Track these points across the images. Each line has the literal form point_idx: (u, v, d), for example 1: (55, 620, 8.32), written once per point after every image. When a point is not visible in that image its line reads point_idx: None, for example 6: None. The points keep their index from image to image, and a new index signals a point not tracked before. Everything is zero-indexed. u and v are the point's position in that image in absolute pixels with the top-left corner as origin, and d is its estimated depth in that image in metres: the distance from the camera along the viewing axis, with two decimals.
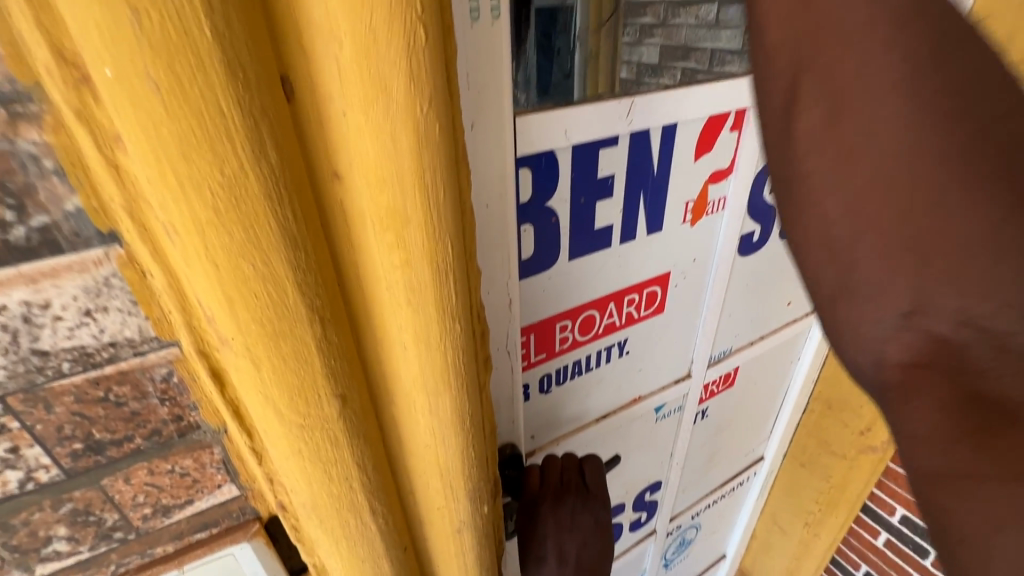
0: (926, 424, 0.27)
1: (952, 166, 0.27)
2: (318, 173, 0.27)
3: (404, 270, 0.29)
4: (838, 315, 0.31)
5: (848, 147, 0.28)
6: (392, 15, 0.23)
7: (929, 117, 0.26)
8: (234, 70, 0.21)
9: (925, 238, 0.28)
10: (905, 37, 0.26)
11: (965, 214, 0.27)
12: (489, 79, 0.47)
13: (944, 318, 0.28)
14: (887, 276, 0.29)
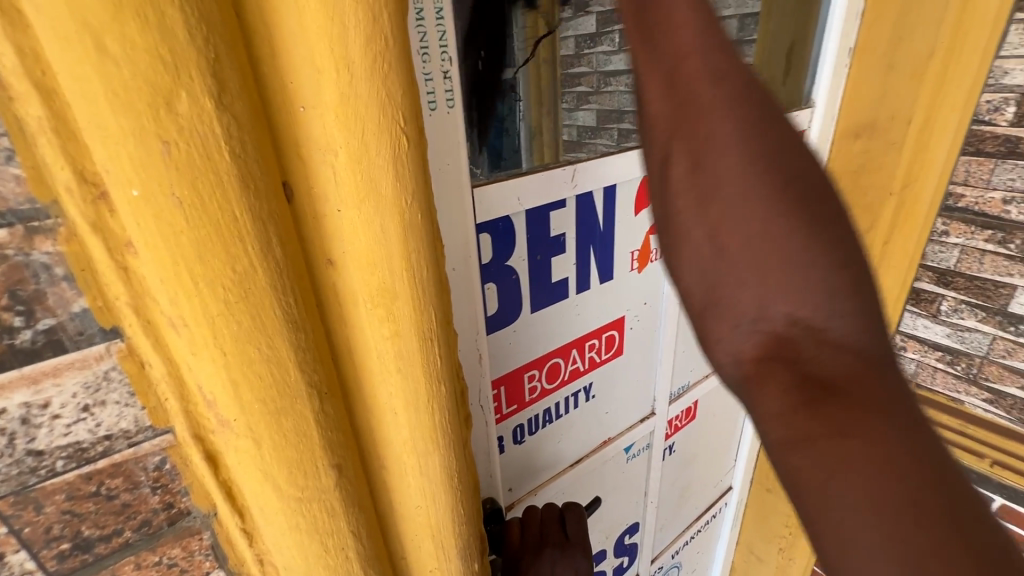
0: (773, 408, 0.31)
1: (790, 220, 0.31)
2: (314, 262, 0.30)
3: (394, 341, 0.32)
4: (706, 326, 0.34)
5: (708, 194, 0.32)
6: (380, 129, 0.27)
7: (767, 185, 0.31)
8: (247, 183, 0.25)
9: (766, 277, 0.32)
10: (757, 130, 0.31)
11: (803, 270, 0.31)
12: (450, 158, 0.52)
13: (777, 319, 0.31)
14: (736, 305, 0.32)
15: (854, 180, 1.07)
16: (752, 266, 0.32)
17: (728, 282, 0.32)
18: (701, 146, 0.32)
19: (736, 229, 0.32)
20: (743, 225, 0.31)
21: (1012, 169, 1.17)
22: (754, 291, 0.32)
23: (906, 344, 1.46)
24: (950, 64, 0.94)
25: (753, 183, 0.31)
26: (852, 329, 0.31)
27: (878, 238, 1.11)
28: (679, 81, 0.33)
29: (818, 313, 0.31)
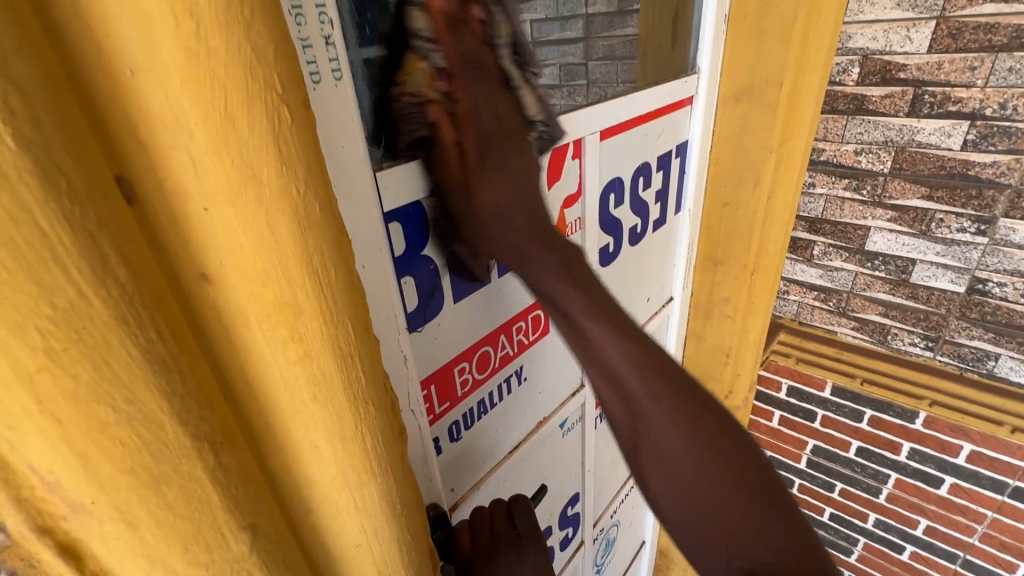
0: None
1: (715, 465, 0.48)
2: (181, 280, 0.23)
3: (305, 364, 0.26)
4: (695, 555, 0.49)
5: (666, 476, 0.49)
6: (250, 97, 0.21)
7: (692, 428, 0.48)
8: (55, 180, 0.17)
9: (712, 501, 0.47)
10: (680, 404, 0.49)
11: (729, 495, 0.47)
12: (344, 139, 0.45)
13: (748, 563, 0.46)
14: (710, 536, 0.48)
15: (738, 142, 1.13)
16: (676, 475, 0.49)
17: (663, 472, 0.49)
18: (645, 441, 0.50)
19: (661, 455, 0.49)
20: (665, 437, 0.48)
21: (860, 124, 1.32)
22: (681, 488, 0.48)
23: (789, 288, 1.64)
24: (812, 26, 1.01)
25: (656, 415, 0.49)
26: (783, 548, 0.46)
27: (763, 193, 1.18)
28: (590, 347, 0.50)
29: (688, 471, 0.48)
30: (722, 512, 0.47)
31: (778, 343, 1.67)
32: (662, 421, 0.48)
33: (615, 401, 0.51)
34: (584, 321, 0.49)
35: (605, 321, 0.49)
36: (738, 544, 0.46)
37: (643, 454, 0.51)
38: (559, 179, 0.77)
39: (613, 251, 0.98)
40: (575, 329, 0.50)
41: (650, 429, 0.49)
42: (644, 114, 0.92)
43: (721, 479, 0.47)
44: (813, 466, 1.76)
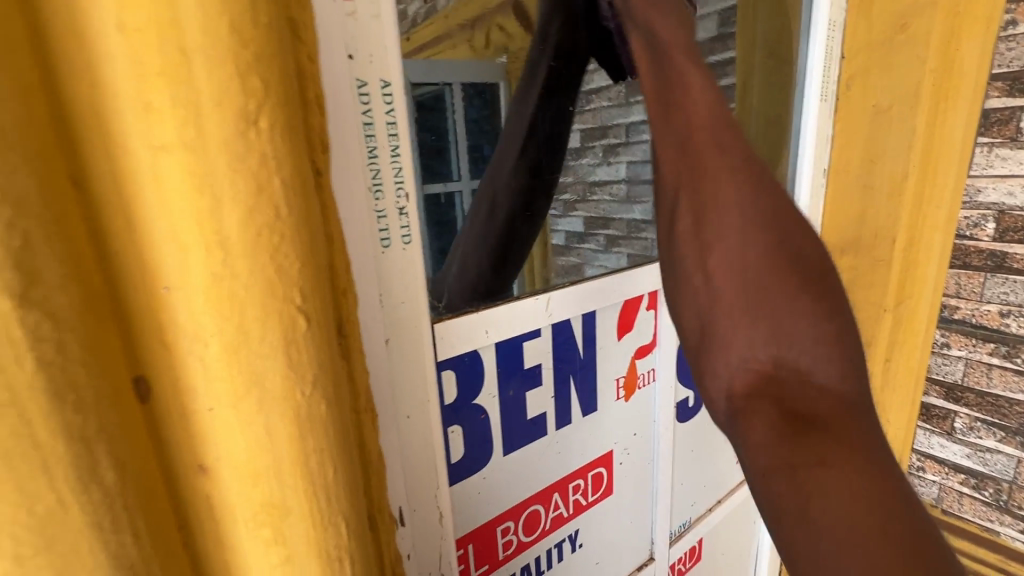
0: (761, 432, 0.34)
1: (758, 215, 0.38)
2: (176, 470, 0.23)
3: (285, 568, 0.25)
4: (688, 284, 0.40)
5: (705, 235, 0.39)
6: (265, 312, 0.21)
7: (750, 203, 0.38)
8: (65, 397, 0.18)
9: (713, 183, 0.38)
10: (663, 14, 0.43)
11: (743, 253, 0.37)
12: (405, 296, 0.47)
13: (756, 352, 0.36)
14: (737, 198, 0.38)
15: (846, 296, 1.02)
16: (718, 227, 0.38)
17: (702, 247, 0.39)
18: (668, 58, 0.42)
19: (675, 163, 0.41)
20: (733, 244, 0.38)
21: (1003, 283, 1.14)
22: (724, 269, 0.38)
23: (923, 464, 1.35)
24: (925, 186, 0.96)
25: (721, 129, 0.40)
26: (736, 294, 0.37)
27: (880, 355, 1.04)
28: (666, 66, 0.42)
29: (738, 208, 0.38)
30: (768, 301, 0.36)
31: None
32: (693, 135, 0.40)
33: (678, 189, 0.40)
34: (680, 62, 0.41)
35: (708, 85, 0.41)
36: (780, 334, 0.36)
37: (677, 147, 0.40)
38: (631, 329, 0.74)
39: (692, 405, 0.89)
40: (676, 90, 0.41)
41: (714, 188, 0.38)
42: None
43: (779, 270, 0.37)
44: None
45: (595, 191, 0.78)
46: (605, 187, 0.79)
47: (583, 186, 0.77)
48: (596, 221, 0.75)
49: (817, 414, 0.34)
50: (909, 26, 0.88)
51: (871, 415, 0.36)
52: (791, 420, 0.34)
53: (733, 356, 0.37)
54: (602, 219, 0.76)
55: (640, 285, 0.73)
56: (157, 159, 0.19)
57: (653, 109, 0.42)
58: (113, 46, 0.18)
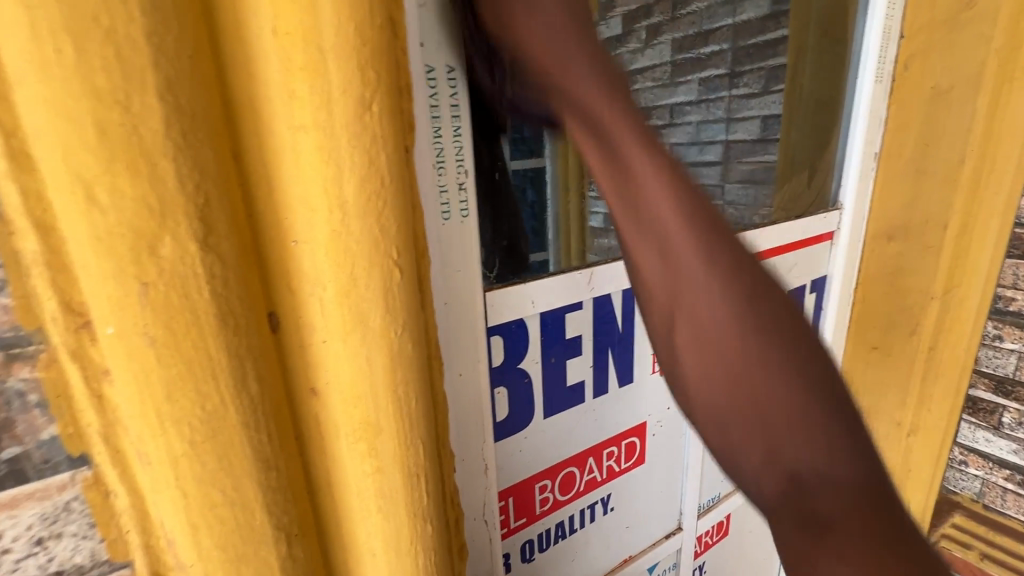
0: (762, 483, 0.33)
1: (730, 309, 0.34)
2: (296, 391, 0.28)
3: (376, 477, 0.30)
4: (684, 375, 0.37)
5: (697, 328, 0.35)
6: (371, 263, 0.26)
7: (734, 293, 0.34)
8: (227, 321, 0.24)
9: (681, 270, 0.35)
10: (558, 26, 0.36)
11: (755, 358, 0.33)
12: (461, 264, 0.52)
13: (766, 456, 0.33)
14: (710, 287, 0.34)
15: (891, 283, 1.01)
16: (708, 324, 0.35)
17: (701, 350, 0.35)
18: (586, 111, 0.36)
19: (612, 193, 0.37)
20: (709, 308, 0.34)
21: None
22: (723, 374, 0.34)
23: (966, 459, 1.32)
24: (983, 172, 0.93)
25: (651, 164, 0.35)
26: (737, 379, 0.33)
27: (924, 343, 1.03)
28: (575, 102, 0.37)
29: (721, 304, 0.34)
30: (766, 402, 0.33)
31: (949, 527, 1.31)
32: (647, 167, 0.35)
33: (652, 272, 0.37)
34: (621, 134, 0.36)
35: (655, 155, 0.36)
36: (794, 445, 0.32)
37: (639, 231, 0.37)
38: None
39: None
40: (620, 162, 0.36)
41: (684, 279, 0.35)
42: (772, 249, 0.89)
43: (743, 315, 0.34)
44: None
45: None
46: None
47: None
48: None
49: (829, 511, 0.31)
50: (974, 4, 0.85)
51: (897, 506, 0.33)
52: (800, 514, 0.32)
53: (742, 465, 0.34)
54: None
55: None
56: (297, 136, 0.24)
57: (594, 154, 0.37)
58: (268, 47, 0.23)
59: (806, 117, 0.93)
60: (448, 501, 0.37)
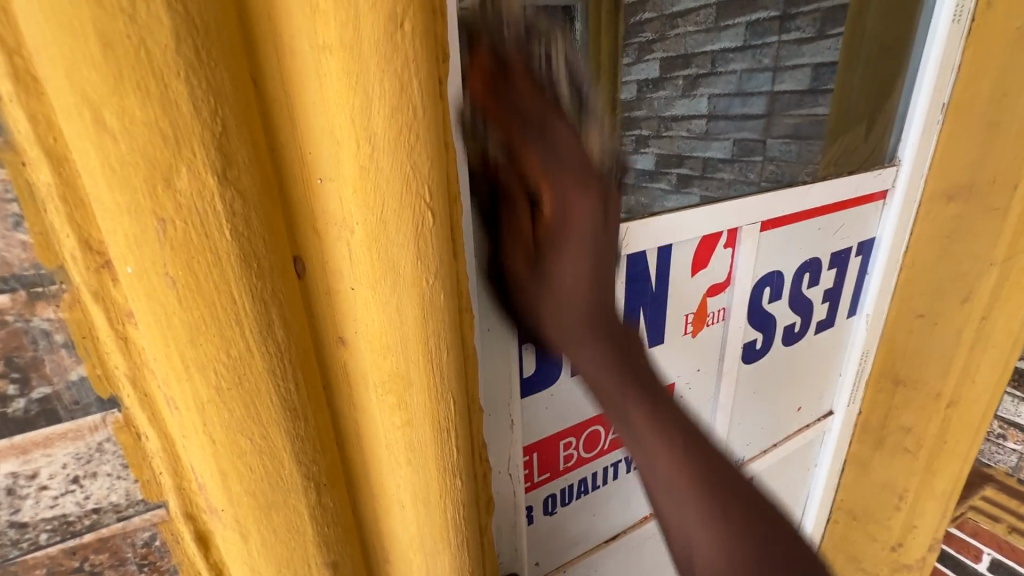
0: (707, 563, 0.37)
1: (655, 427, 0.38)
2: (323, 340, 0.27)
3: (405, 430, 0.29)
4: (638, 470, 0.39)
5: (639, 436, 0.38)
6: (402, 205, 0.24)
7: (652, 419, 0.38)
8: (250, 263, 0.22)
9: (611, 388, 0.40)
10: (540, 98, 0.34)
11: (678, 469, 0.37)
12: None
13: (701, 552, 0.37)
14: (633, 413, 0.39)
15: (945, 247, 0.95)
16: (641, 451, 0.38)
17: (644, 464, 0.38)
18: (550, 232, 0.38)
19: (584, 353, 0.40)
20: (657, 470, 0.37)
21: None
22: (666, 487, 0.37)
23: (1005, 433, 1.22)
24: None
25: (641, 414, 0.38)
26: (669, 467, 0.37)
27: (977, 312, 0.96)
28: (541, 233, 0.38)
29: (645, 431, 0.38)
30: (692, 507, 0.37)
31: (980, 499, 1.29)
32: (637, 406, 0.38)
33: (602, 393, 0.40)
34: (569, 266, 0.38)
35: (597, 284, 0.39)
36: (716, 537, 0.36)
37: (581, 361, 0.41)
38: (706, 266, 0.73)
39: (760, 347, 0.88)
40: (570, 286, 0.39)
41: (620, 401, 0.40)
42: (820, 207, 0.83)
43: (683, 460, 0.37)
44: None
45: (669, 127, 0.81)
46: (682, 123, 0.82)
47: (657, 124, 0.80)
48: (669, 159, 0.77)
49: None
50: None
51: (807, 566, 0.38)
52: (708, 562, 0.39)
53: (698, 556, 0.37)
54: (680, 157, 0.78)
55: (720, 221, 0.71)
56: (320, 57, 0.21)
57: (555, 281, 0.39)
58: None
59: (868, 64, 0.87)
60: (478, 455, 0.36)
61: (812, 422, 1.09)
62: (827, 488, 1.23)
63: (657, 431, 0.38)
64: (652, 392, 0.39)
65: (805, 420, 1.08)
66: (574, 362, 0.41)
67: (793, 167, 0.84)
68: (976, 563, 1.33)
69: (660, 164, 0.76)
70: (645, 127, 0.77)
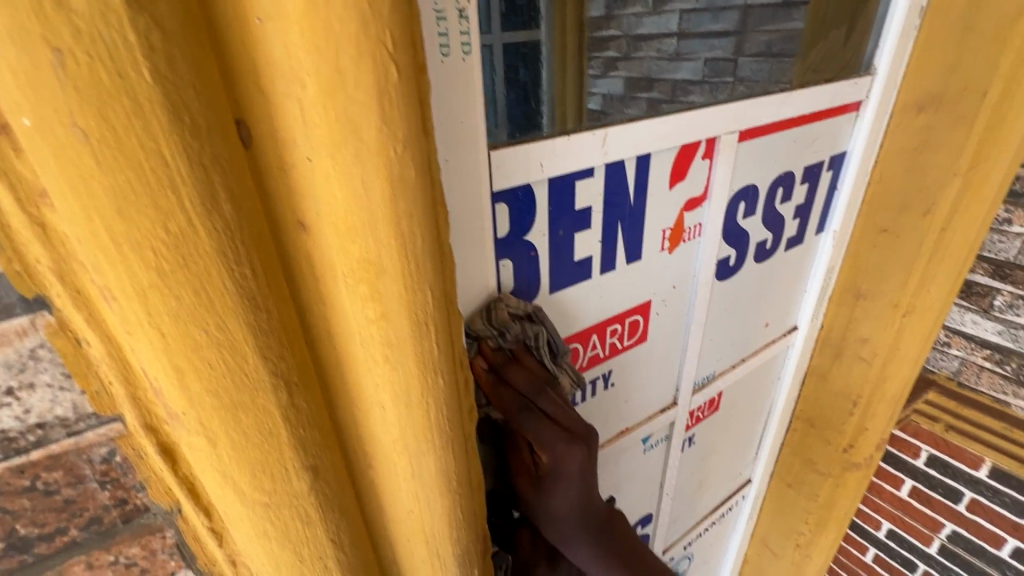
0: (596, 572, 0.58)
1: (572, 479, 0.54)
2: (280, 223, 0.24)
3: (381, 324, 0.27)
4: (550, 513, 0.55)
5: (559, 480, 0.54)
6: (360, 53, 0.21)
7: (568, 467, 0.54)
8: (181, 115, 0.19)
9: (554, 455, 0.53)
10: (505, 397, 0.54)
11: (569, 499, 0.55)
12: (465, 113, 0.45)
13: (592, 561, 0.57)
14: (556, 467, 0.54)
15: (912, 159, 0.96)
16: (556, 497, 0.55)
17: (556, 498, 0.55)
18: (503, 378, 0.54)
19: (567, 490, 0.54)
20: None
21: None
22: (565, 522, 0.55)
23: (950, 340, 1.33)
24: None
25: (599, 566, 0.57)
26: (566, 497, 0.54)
27: (937, 223, 0.99)
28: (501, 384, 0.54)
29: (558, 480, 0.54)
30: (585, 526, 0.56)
31: (923, 403, 1.39)
32: (584, 552, 0.56)
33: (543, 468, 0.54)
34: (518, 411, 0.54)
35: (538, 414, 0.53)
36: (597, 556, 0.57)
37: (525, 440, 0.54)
38: (684, 179, 0.71)
39: (733, 264, 0.89)
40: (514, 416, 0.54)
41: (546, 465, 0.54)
42: (796, 118, 0.82)
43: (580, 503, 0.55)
44: (945, 554, 1.49)
45: (639, 47, 0.74)
46: (651, 43, 0.75)
47: (626, 44, 0.72)
48: (639, 82, 0.69)
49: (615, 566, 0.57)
50: None
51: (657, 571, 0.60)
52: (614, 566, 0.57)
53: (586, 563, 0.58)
54: (648, 80, 0.71)
55: (699, 130, 0.68)
56: None
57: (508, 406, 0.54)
58: None
59: None
60: (460, 359, 0.35)
61: (778, 338, 1.14)
62: (788, 399, 1.30)
63: (616, 571, 0.56)
64: (609, 551, 0.57)
65: (771, 336, 1.12)
66: (570, 552, 0.57)
67: (762, 87, 0.79)
68: (914, 459, 1.46)
69: (632, 86, 0.68)
70: (613, 46, 0.70)
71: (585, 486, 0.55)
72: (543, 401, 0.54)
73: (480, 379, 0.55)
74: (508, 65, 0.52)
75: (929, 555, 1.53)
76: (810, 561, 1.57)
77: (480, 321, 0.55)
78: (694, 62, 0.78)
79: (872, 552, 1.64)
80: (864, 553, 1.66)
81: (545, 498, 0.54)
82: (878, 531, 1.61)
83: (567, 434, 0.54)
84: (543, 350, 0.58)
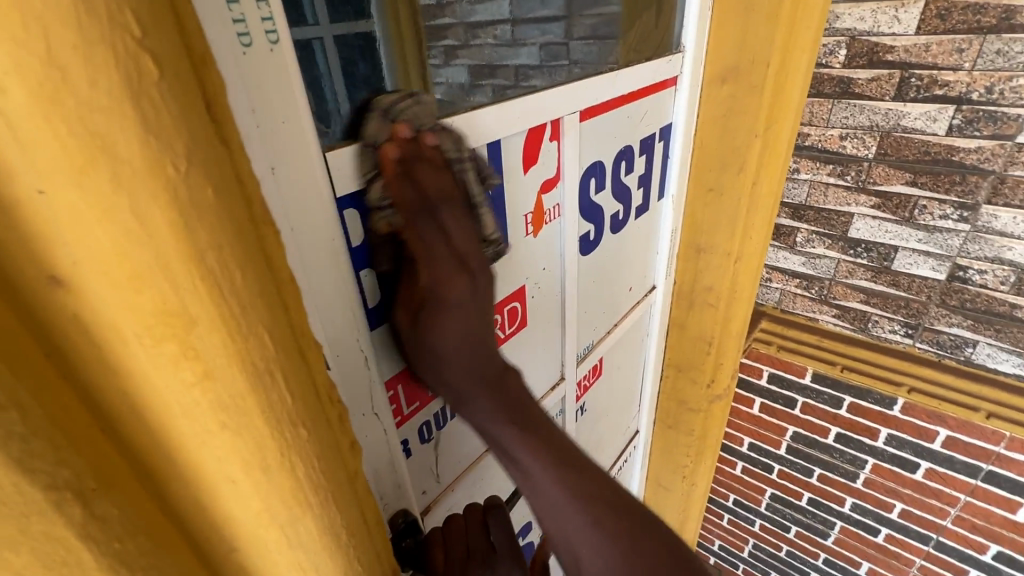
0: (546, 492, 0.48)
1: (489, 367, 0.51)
2: (19, 283, 0.17)
3: (207, 385, 0.21)
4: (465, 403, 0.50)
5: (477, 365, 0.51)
6: (88, 42, 0.15)
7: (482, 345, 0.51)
8: None
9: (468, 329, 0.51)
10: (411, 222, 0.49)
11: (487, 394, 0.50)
12: (285, 113, 0.39)
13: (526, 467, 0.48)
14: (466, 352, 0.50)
15: (723, 125, 1.09)
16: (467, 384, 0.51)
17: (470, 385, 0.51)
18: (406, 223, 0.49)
19: (447, 324, 0.50)
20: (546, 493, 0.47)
21: (846, 108, 1.28)
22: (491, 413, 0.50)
23: (772, 275, 1.60)
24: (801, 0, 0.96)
25: (514, 440, 0.48)
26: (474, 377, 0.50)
27: (748, 179, 1.14)
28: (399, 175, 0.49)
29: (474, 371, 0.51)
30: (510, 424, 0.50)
31: (759, 331, 1.66)
32: (508, 434, 0.49)
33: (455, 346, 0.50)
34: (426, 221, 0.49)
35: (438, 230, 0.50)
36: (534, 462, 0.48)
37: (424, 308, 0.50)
38: (536, 162, 0.72)
39: (593, 239, 0.94)
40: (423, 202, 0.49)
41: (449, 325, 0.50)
42: (626, 95, 0.88)
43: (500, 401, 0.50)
44: (792, 452, 1.79)
45: (476, 33, 0.64)
46: (487, 28, 0.65)
47: (463, 27, 0.62)
48: (483, 69, 0.64)
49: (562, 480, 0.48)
50: None
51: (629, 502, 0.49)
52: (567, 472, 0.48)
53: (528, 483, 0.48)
54: (491, 66, 0.65)
55: (543, 113, 0.70)
56: None
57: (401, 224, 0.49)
58: None
59: None
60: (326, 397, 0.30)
61: (642, 298, 1.24)
62: (657, 351, 1.44)
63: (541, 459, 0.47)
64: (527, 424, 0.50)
65: (636, 297, 1.22)
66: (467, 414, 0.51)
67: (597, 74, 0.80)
68: (759, 380, 1.72)
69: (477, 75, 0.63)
70: (449, 32, 0.60)
71: (468, 333, 0.51)
72: (446, 213, 0.50)
73: (385, 163, 0.48)
74: (344, 56, 0.46)
75: (781, 457, 1.82)
76: (696, 488, 1.77)
77: (379, 119, 0.48)
78: (532, 47, 0.72)
79: (740, 465, 1.93)
80: (735, 466, 1.94)
81: (425, 337, 0.51)
82: (742, 446, 1.89)
83: (456, 256, 0.51)
84: (467, 168, 0.53)
